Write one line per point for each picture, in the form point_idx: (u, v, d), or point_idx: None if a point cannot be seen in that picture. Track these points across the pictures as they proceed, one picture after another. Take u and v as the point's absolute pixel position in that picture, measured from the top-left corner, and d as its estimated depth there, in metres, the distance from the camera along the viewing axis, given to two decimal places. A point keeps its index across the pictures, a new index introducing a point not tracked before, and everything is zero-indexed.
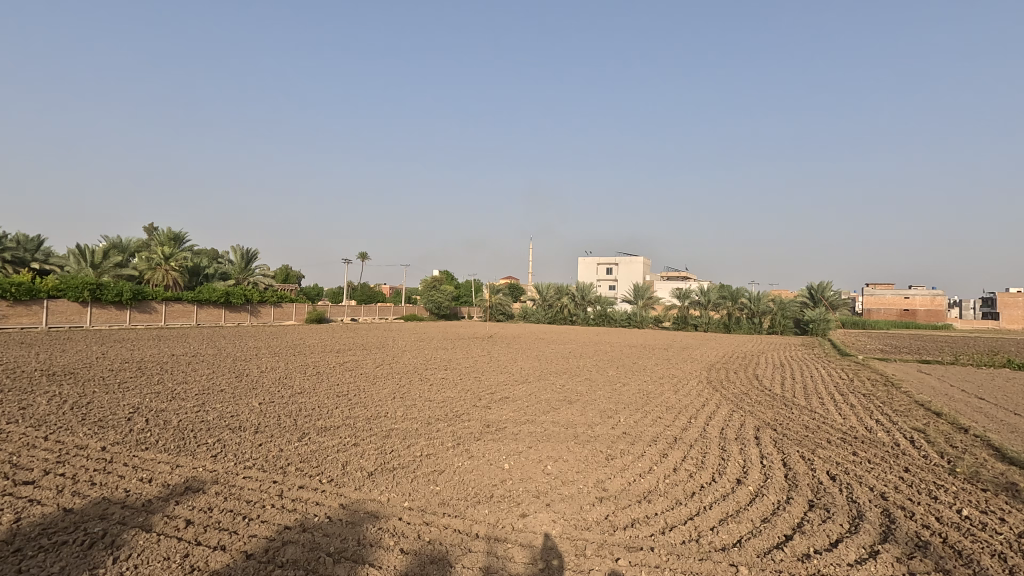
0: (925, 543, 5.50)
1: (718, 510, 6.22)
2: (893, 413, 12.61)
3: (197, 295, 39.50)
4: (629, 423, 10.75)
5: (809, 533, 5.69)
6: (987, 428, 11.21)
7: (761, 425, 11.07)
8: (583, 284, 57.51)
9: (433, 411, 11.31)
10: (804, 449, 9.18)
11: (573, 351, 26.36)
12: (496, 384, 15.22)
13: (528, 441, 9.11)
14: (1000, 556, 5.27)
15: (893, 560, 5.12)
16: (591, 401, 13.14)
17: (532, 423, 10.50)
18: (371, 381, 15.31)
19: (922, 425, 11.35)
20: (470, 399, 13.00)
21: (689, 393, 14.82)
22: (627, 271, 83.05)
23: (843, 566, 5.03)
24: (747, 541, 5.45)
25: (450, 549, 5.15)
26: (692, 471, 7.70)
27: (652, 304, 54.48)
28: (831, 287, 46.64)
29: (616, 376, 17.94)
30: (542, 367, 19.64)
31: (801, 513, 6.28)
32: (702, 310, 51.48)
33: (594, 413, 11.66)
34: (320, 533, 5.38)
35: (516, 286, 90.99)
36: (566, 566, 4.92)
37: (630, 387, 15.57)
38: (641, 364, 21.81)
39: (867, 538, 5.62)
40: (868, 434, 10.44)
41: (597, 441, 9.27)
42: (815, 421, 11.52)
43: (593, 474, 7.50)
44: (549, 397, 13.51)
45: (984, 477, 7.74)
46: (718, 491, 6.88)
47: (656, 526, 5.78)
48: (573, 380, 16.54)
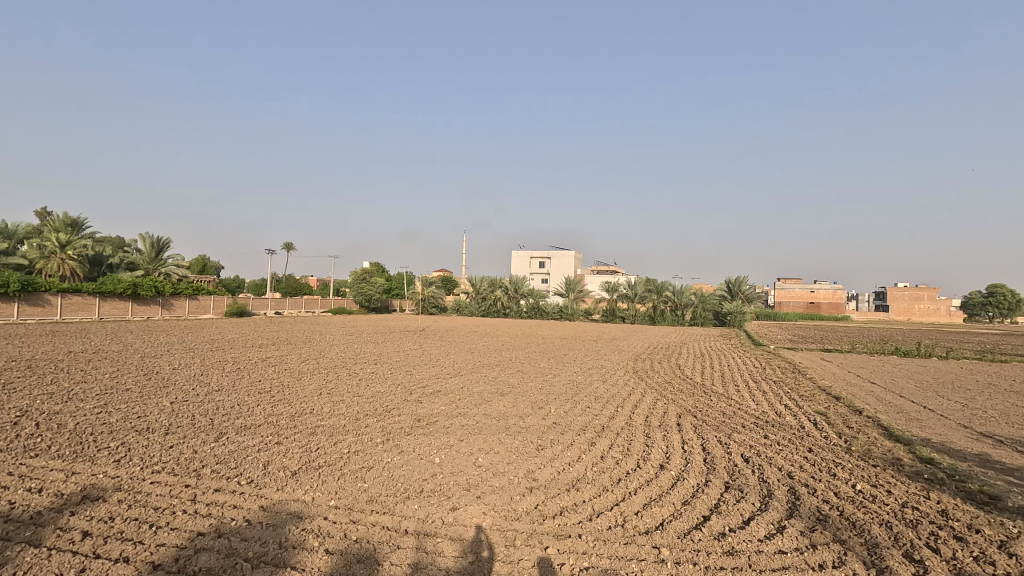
0: (825, 517, 6.02)
1: (643, 495, 6.51)
2: (799, 398, 13.70)
3: (100, 286, 36.42)
4: (559, 414, 11.01)
5: (725, 513, 6.06)
6: (878, 409, 12.41)
7: (682, 412, 11.66)
8: (517, 277, 58.06)
9: (363, 407, 11.09)
10: (721, 434, 9.76)
11: (506, 344, 26.67)
12: (428, 378, 15.13)
13: (459, 434, 9.13)
14: (887, 525, 5.85)
15: (797, 534, 5.57)
16: (522, 392, 13.33)
17: (463, 417, 10.50)
18: (296, 376, 14.74)
19: (824, 408, 12.39)
20: (400, 393, 12.83)
21: (616, 383, 15.41)
22: (560, 265, 84.57)
23: (753, 542, 5.39)
24: (669, 524, 5.73)
25: (377, 546, 5.07)
26: (619, 458, 8.01)
27: (582, 298, 56.01)
28: (746, 282, 49.96)
29: (546, 367, 18.26)
30: (474, 360, 19.70)
31: (718, 494, 6.68)
32: (629, 303, 53.30)
33: (525, 404, 11.86)
34: (237, 537, 5.14)
35: (449, 279, 90.42)
36: (496, 557, 4.98)
37: (561, 378, 15.96)
38: (571, 355, 22.41)
39: (776, 514, 6.07)
40: (777, 418, 11.24)
41: (527, 432, 9.44)
42: (731, 407, 12.31)
43: (523, 464, 7.63)
44: (481, 389, 13.58)
45: (874, 454, 8.57)
46: (643, 477, 7.18)
47: (584, 513, 5.96)
48: (505, 373, 16.70)
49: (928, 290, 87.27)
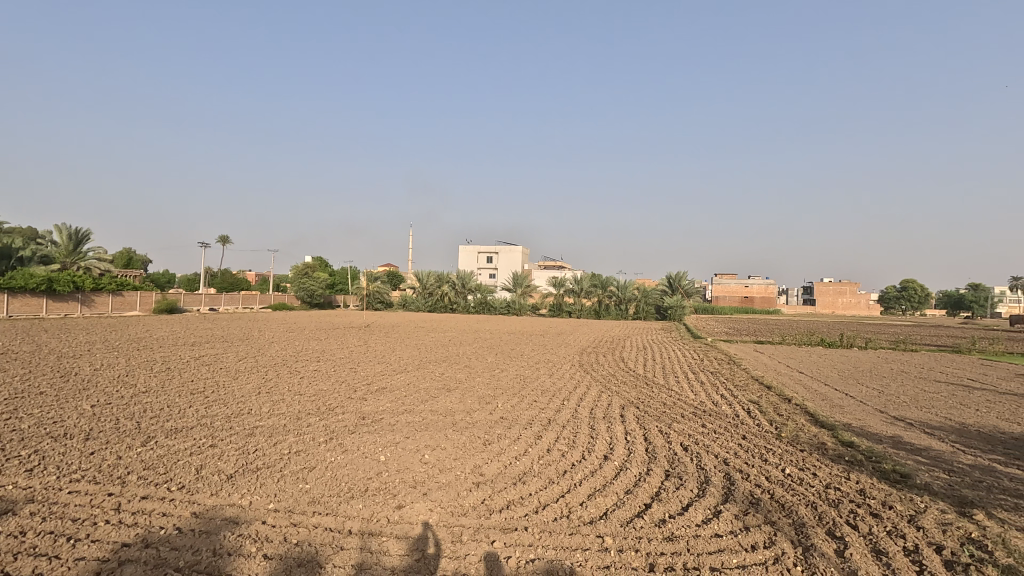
0: (757, 500, 6.35)
1: (587, 486, 6.65)
2: (734, 388, 14.38)
3: (9, 282, 33.50)
4: (506, 408, 11.06)
5: (665, 500, 6.28)
6: (805, 397, 13.20)
7: (626, 404, 11.99)
8: (464, 272, 57.77)
9: (304, 405, 10.75)
10: (662, 424, 10.11)
11: (453, 339, 26.54)
12: (373, 375, 14.82)
13: (405, 431, 9.00)
14: (812, 505, 6.24)
15: (731, 517, 5.84)
16: (469, 388, 13.29)
17: (410, 413, 10.37)
18: (233, 376, 14.10)
19: (757, 397, 13.06)
20: (344, 391, 12.50)
21: (562, 377, 15.65)
22: (507, 260, 84.80)
23: (691, 527, 5.62)
24: (612, 513, 5.88)
25: (319, 549, 4.93)
26: (564, 451, 8.13)
27: (530, 293, 56.48)
28: (686, 277, 51.87)
29: (494, 362, 18.28)
30: (421, 356, 19.45)
31: (659, 482, 6.92)
32: (575, 297, 54.26)
33: (472, 399, 11.83)
34: (167, 547, 4.87)
35: (396, 274, 88.89)
36: (441, 553, 4.95)
37: (508, 373, 16.03)
38: (518, 350, 22.56)
39: (712, 499, 6.35)
40: (714, 407, 11.76)
41: (475, 427, 9.43)
42: (671, 398, 12.76)
43: (470, 460, 7.61)
44: (428, 385, 13.46)
45: (802, 439, 9.11)
46: (587, 468, 7.33)
47: (530, 506, 6.03)
48: (452, 368, 16.58)
49: (849, 284, 93.47)
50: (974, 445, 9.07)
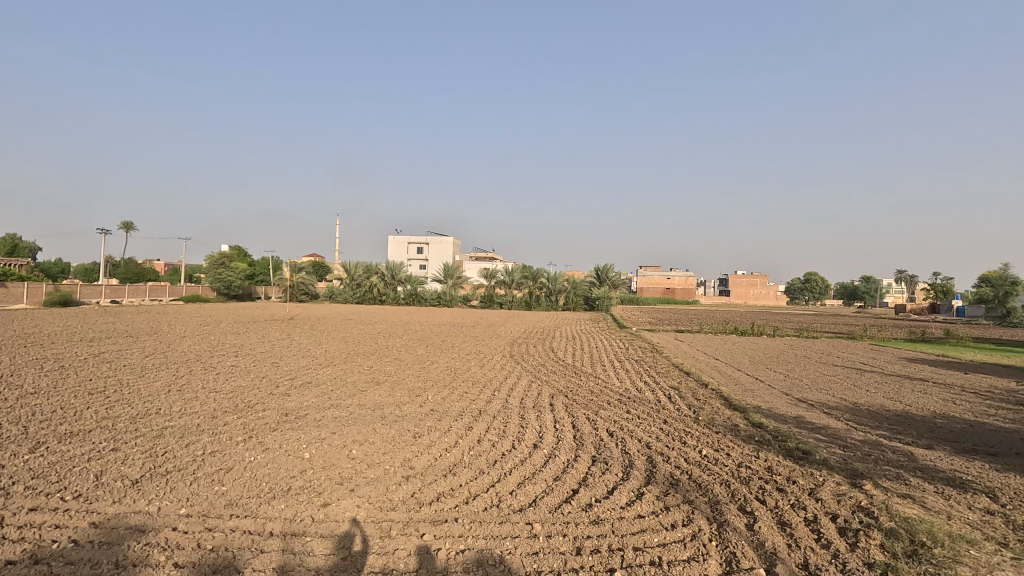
0: (676, 481, 6.70)
1: (517, 475, 6.74)
2: (656, 375, 15.06)
3: None
4: (436, 400, 10.96)
5: (591, 485, 6.48)
6: (720, 382, 14.05)
7: (555, 393, 12.23)
8: (393, 263, 56.62)
9: (221, 403, 10.14)
10: (589, 411, 10.42)
11: (382, 331, 25.99)
12: (297, 369, 14.21)
13: (331, 427, 8.71)
14: (725, 483, 6.66)
15: (653, 499, 6.12)
16: (399, 381, 13.05)
17: (336, 408, 10.05)
18: (139, 373, 13.05)
19: (677, 383, 13.75)
20: (265, 387, 11.92)
21: (493, 367, 15.75)
22: (438, 251, 83.79)
23: (616, 509, 5.84)
24: (541, 500, 6.00)
25: (238, 553, 4.69)
26: (495, 441, 8.18)
27: (461, 284, 56.31)
28: (613, 269, 53.66)
29: (424, 354, 18.04)
30: (348, 349, 18.87)
31: (586, 468, 7.13)
32: (507, 289, 54.72)
33: (402, 392, 11.65)
34: (61, 562, 4.44)
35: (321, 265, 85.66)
36: (369, 550, 4.84)
37: (439, 364, 15.92)
38: (450, 341, 22.45)
39: (636, 482, 6.63)
40: (638, 394, 12.27)
41: (405, 420, 9.28)
42: (598, 386, 13.18)
43: (399, 454, 7.48)
44: (356, 379, 13.11)
45: (717, 422, 9.71)
46: (517, 457, 7.42)
47: (460, 497, 6.02)
48: (381, 361, 16.20)
49: (760, 277, 100.27)
50: (864, 422, 10.03)
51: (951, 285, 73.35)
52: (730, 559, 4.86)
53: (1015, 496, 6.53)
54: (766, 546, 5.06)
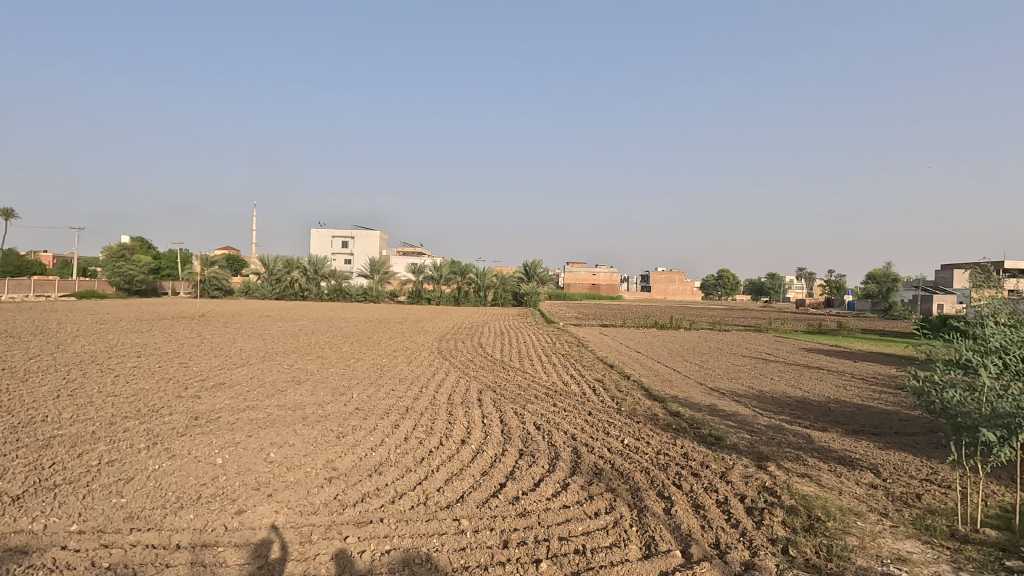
0: (600, 470, 6.92)
1: (445, 471, 6.70)
2: (582, 368, 15.47)
3: None
4: (361, 399, 10.65)
5: (518, 478, 6.56)
6: (641, 374, 14.67)
7: (483, 388, 12.26)
8: (316, 257, 54.42)
9: (120, 408, 9.32)
10: (517, 406, 10.52)
11: (304, 328, 24.94)
12: (208, 370, 13.30)
13: (247, 429, 8.24)
14: (646, 471, 6.96)
15: (578, 489, 6.29)
16: (322, 380, 12.57)
17: (253, 409, 9.52)
18: (22, 377, 11.73)
19: (601, 375, 14.20)
20: (172, 389, 11.08)
21: (421, 364, 15.55)
22: (364, 245, 81.44)
23: (542, 501, 5.94)
24: (468, 495, 5.99)
25: (140, 570, 4.33)
26: (422, 438, 8.08)
27: (388, 280, 55.04)
28: (541, 265, 54.45)
29: (348, 352, 17.48)
30: (266, 347, 17.90)
31: (513, 461, 7.21)
32: (435, 284, 54.05)
33: (324, 391, 11.24)
34: None
35: (237, 259, 80.88)
36: (288, 557, 4.63)
37: (364, 362, 15.49)
38: (376, 338, 21.91)
39: (561, 473, 6.78)
40: (564, 387, 12.56)
41: (327, 420, 8.95)
42: (526, 380, 13.36)
43: (322, 455, 7.21)
44: (275, 378, 12.49)
45: (638, 412, 10.13)
46: (445, 454, 7.38)
47: (386, 497, 5.90)
48: (301, 360, 15.52)
49: (678, 274, 105.54)
50: (769, 408, 10.82)
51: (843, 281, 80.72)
52: (649, 543, 5.08)
53: (893, 471, 7.30)
54: (681, 529, 5.34)
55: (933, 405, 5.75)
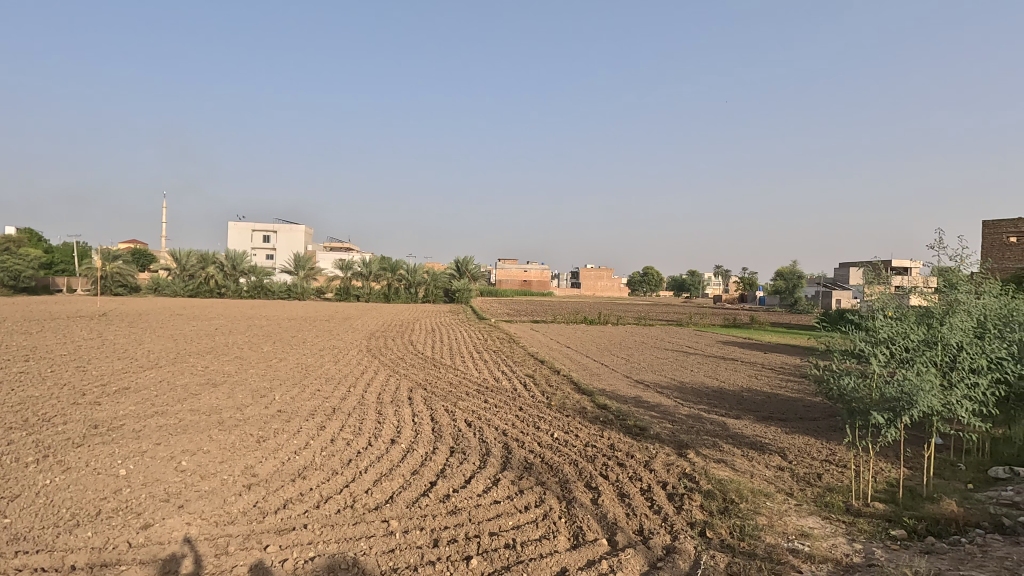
0: (530, 465, 7.01)
1: (374, 472, 6.54)
2: (513, 364, 15.61)
3: None
4: (284, 401, 10.18)
5: (449, 476, 6.52)
6: (571, 368, 14.98)
7: (414, 386, 12.07)
8: (234, 252, 51.47)
9: (3, 418, 8.36)
10: (448, 403, 10.46)
11: (221, 327, 23.51)
12: (111, 374, 12.21)
13: (155, 437, 7.66)
14: (574, 463, 7.12)
15: (508, 484, 6.34)
16: (240, 381, 11.89)
17: (162, 415, 8.86)
18: None
19: (532, 371, 14.39)
20: (67, 395, 10.08)
21: (349, 363, 15.08)
22: (288, 240, 77.96)
23: (473, 497, 5.93)
24: (398, 495, 5.88)
25: None
26: (350, 439, 7.84)
27: (313, 276, 52.92)
28: (473, 262, 54.42)
29: (270, 351, 16.65)
30: (177, 348, 16.70)
31: (444, 459, 7.15)
32: (363, 281, 52.60)
33: (244, 394, 10.65)
34: None
35: (145, 254, 74.96)
36: (202, 571, 4.35)
37: (287, 362, 14.81)
38: (300, 337, 21.05)
39: (492, 469, 6.81)
40: (495, 383, 12.63)
41: (247, 424, 8.49)
42: (457, 377, 13.30)
43: (240, 461, 6.82)
44: (187, 381, 11.68)
45: (567, 406, 10.36)
46: (374, 454, 7.20)
47: (310, 502, 5.68)
48: (218, 361, 14.59)
49: (606, 270, 108.98)
50: (689, 398, 11.39)
51: (755, 278, 86.45)
52: (577, 533, 5.21)
53: (798, 453, 7.90)
54: (608, 518, 5.50)
55: (831, 391, 6.27)
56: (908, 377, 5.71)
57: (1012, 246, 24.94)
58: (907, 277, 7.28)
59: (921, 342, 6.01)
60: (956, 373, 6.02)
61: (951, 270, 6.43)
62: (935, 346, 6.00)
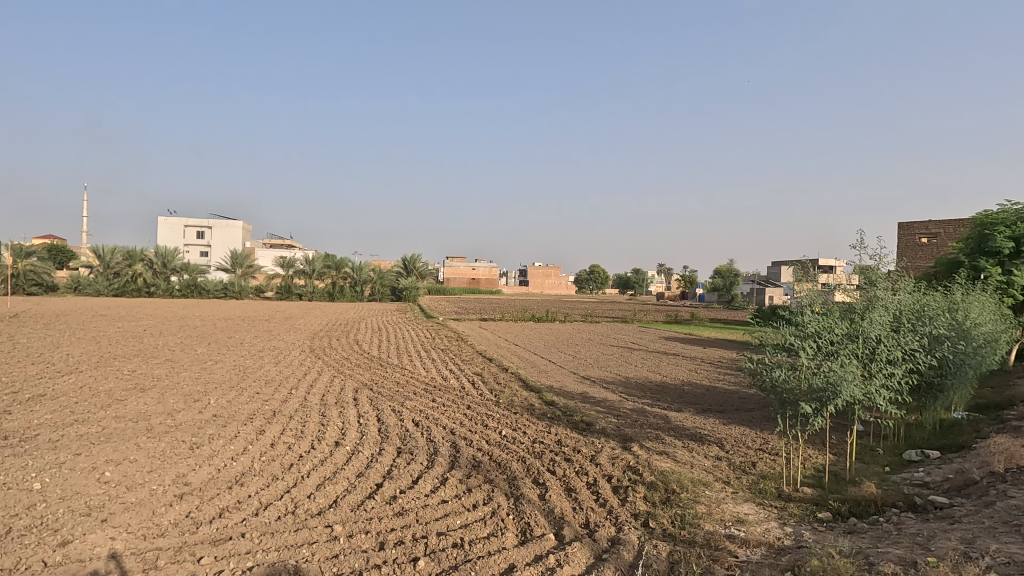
0: (478, 463, 7.00)
1: (317, 476, 6.34)
2: (461, 362, 15.54)
3: None
4: (220, 405, 9.70)
5: (396, 477, 6.42)
6: (519, 366, 15.07)
7: (359, 387, 11.80)
8: (164, 249, 48.70)
9: None
10: (395, 403, 10.30)
11: (151, 328, 22.20)
12: (23, 380, 11.28)
13: (75, 447, 7.12)
14: (522, 460, 7.16)
15: (457, 483, 6.31)
16: (172, 385, 11.25)
17: (83, 423, 8.26)
18: None
19: (480, 369, 14.38)
20: None
21: (291, 364, 14.58)
22: (224, 236, 74.54)
23: (421, 498, 5.86)
24: (342, 499, 5.73)
25: None
26: (291, 443, 7.58)
27: (251, 274, 50.75)
28: (421, 260, 53.85)
29: (205, 353, 15.85)
30: (100, 351, 15.61)
31: (391, 460, 7.03)
32: (306, 279, 50.85)
33: (176, 398, 10.10)
34: None
35: (63, 250, 69.66)
36: None
37: (224, 364, 14.15)
38: (238, 337, 20.17)
39: (440, 468, 6.76)
40: (443, 382, 12.53)
41: (179, 430, 8.04)
42: (404, 377, 13.11)
43: (171, 470, 6.45)
44: (112, 386, 10.94)
45: (515, 403, 10.42)
46: (317, 458, 6.98)
47: (248, 510, 5.44)
48: (147, 364, 13.73)
49: (554, 268, 110.36)
50: (634, 393, 11.69)
51: (695, 276, 89.80)
52: (525, 530, 5.25)
53: (734, 443, 8.28)
54: (555, 513, 5.58)
55: (764, 383, 6.60)
56: (833, 368, 6.09)
57: (923, 247, 27.02)
58: (832, 275, 7.76)
59: (844, 335, 6.41)
60: (875, 364, 6.45)
61: (871, 268, 6.92)
62: (856, 339, 6.43)
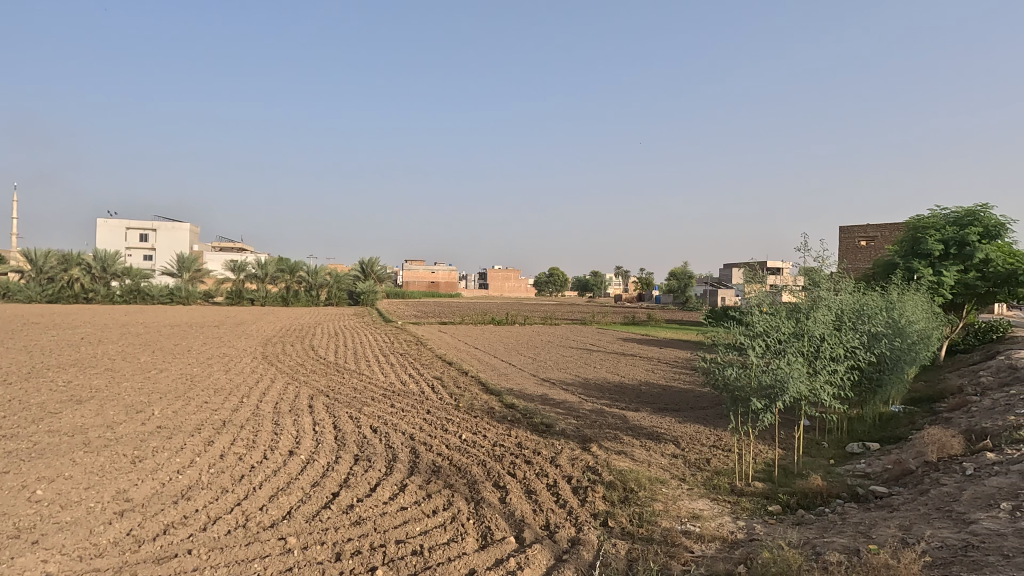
0: (438, 468, 6.92)
1: (270, 487, 6.12)
2: (421, 366, 15.36)
3: None
4: (165, 416, 9.24)
5: (353, 485, 6.27)
6: (479, 369, 14.98)
7: (315, 394, 11.48)
8: (104, 252, 46.07)
9: None
10: (352, 409, 10.06)
11: (88, 336, 20.92)
12: None
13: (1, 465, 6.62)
14: (483, 464, 7.12)
15: (416, 489, 6.21)
16: (112, 397, 10.64)
17: (12, 439, 7.70)
18: None
19: (440, 373, 14.22)
20: None
21: (242, 371, 14.03)
22: (169, 239, 71.17)
23: (379, 506, 5.74)
24: (296, 510, 5.55)
25: None
26: (242, 453, 7.30)
27: (199, 278, 48.66)
28: (378, 263, 52.98)
29: (149, 362, 15.06)
30: (32, 361, 14.59)
31: (348, 468, 6.86)
32: (259, 283, 49.19)
33: (116, 410, 9.56)
34: None
35: None
36: None
37: (169, 373, 13.48)
38: (185, 345, 19.27)
39: (399, 474, 6.65)
40: (402, 387, 12.34)
41: (119, 444, 7.62)
42: (362, 382, 12.84)
43: (110, 486, 6.10)
44: (44, 399, 10.25)
45: (475, 407, 10.36)
46: (270, 468, 6.75)
47: (196, 525, 5.20)
48: (84, 375, 12.93)
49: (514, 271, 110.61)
50: (593, 394, 11.81)
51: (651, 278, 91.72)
52: (484, 534, 5.22)
53: (690, 441, 8.48)
54: (515, 515, 5.57)
55: (717, 382, 6.79)
56: (782, 366, 6.33)
57: (862, 249, 28.49)
58: (780, 276, 8.07)
59: (791, 334, 6.67)
60: (820, 361, 6.73)
61: (814, 270, 7.34)
62: (802, 338, 6.70)
